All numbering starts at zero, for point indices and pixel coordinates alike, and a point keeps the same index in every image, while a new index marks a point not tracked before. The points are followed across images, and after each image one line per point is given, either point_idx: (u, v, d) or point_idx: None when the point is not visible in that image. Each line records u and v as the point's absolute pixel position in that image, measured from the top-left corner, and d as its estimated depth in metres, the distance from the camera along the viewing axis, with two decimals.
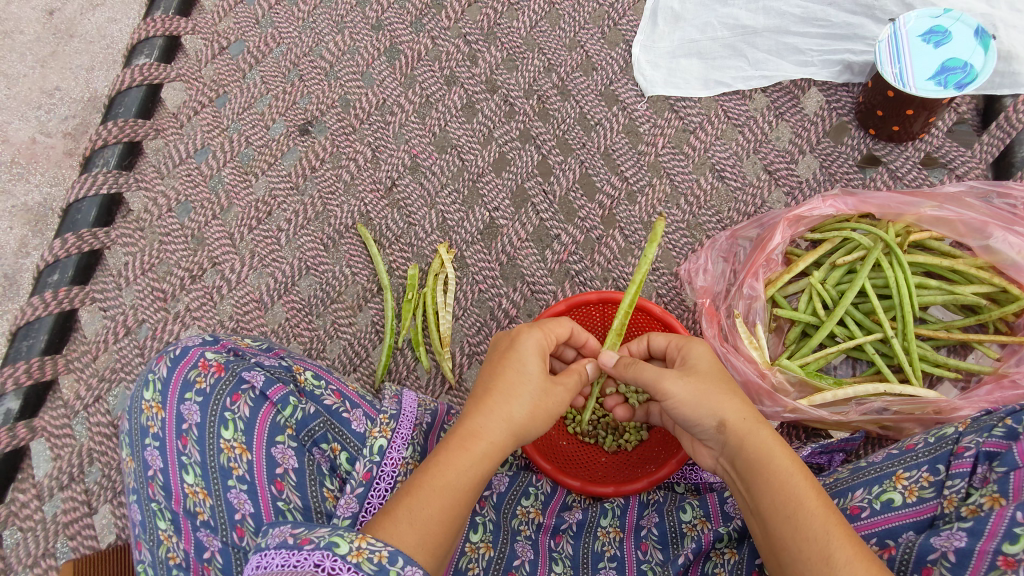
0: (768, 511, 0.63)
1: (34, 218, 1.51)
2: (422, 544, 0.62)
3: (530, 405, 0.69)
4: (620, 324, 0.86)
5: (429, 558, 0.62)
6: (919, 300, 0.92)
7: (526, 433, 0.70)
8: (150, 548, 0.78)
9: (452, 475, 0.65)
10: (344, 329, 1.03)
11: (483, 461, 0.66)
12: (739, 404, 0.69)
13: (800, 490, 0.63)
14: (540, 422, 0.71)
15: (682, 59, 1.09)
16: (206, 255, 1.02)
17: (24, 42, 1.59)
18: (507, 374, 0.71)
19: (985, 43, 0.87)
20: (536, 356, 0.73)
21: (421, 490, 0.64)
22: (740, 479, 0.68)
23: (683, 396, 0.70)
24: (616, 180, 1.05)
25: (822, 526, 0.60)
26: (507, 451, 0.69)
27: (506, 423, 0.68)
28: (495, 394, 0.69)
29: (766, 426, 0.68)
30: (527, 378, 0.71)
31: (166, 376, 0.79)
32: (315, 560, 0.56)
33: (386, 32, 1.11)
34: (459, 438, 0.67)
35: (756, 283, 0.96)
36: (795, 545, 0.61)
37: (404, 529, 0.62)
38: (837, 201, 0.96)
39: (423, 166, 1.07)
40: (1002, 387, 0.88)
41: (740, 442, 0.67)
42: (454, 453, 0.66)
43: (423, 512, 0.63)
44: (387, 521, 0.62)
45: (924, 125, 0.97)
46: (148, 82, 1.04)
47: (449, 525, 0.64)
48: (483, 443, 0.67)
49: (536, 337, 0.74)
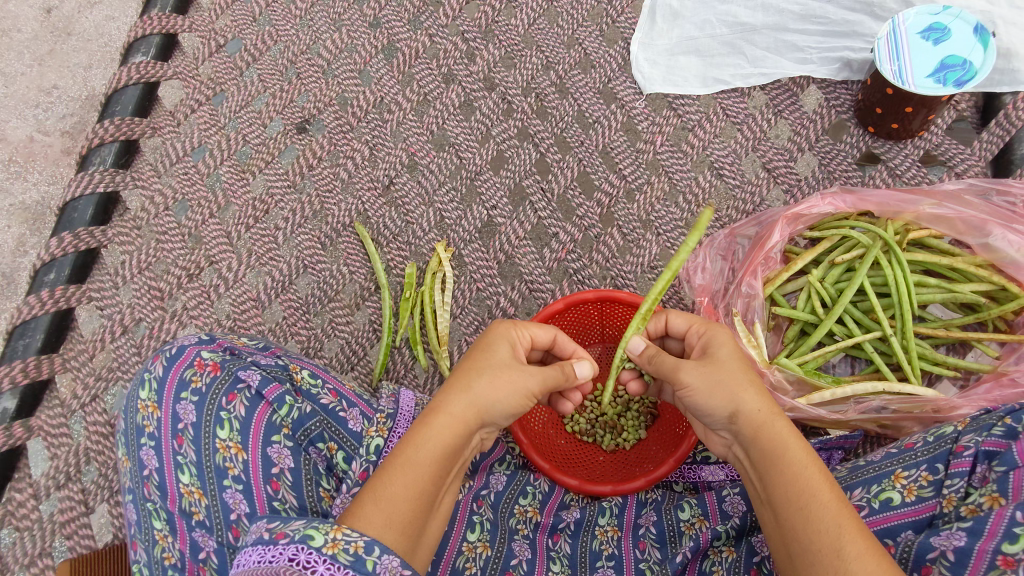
0: (781, 502, 0.63)
1: (32, 216, 1.51)
2: (386, 523, 0.61)
3: (491, 380, 0.69)
4: (647, 310, 0.80)
5: (396, 537, 0.61)
6: (917, 298, 0.92)
7: (490, 409, 0.69)
8: (145, 548, 0.77)
9: (412, 451, 0.65)
10: (342, 328, 1.02)
11: (444, 435, 0.66)
12: (757, 395, 0.68)
13: (815, 484, 0.62)
14: (507, 399, 0.69)
15: (681, 57, 1.08)
16: (203, 254, 1.02)
17: (23, 40, 1.59)
18: (473, 355, 0.72)
19: (985, 40, 0.87)
20: (505, 341, 0.73)
21: (386, 471, 0.64)
22: (754, 470, 0.68)
23: (697, 383, 0.70)
24: (614, 178, 1.05)
25: (833, 520, 0.60)
26: (472, 427, 0.68)
27: (465, 395, 0.68)
28: (457, 372, 0.70)
29: (782, 418, 0.68)
30: (491, 358, 0.71)
31: (161, 375, 0.79)
32: (290, 554, 0.55)
33: (385, 29, 1.11)
34: (422, 415, 0.67)
35: (755, 281, 0.95)
36: (805, 538, 0.60)
37: (370, 510, 0.62)
38: (835, 199, 0.96)
39: (421, 164, 1.07)
40: (1002, 385, 0.87)
41: (754, 432, 0.67)
42: (417, 429, 0.66)
43: (388, 491, 0.63)
44: (355, 505, 0.62)
45: (923, 122, 0.96)
46: (146, 80, 1.03)
47: (414, 502, 0.63)
48: (443, 416, 0.66)
49: (506, 326, 0.75)
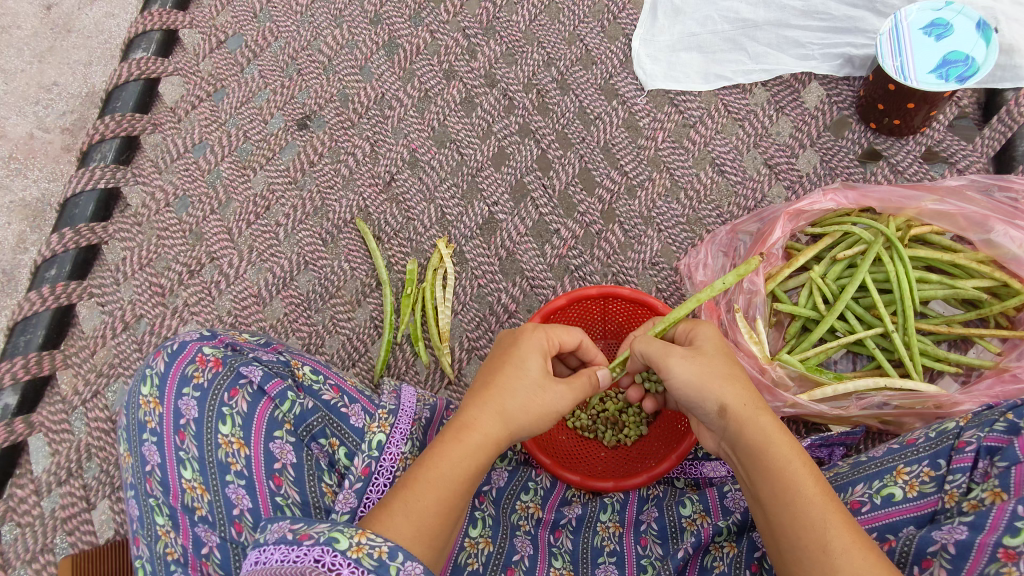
0: (767, 498, 0.63)
1: (32, 213, 1.51)
2: (419, 536, 0.62)
3: (528, 401, 0.69)
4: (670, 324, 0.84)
5: (427, 549, 0.62)
6: (919, 294, 0.91)
7: (520, 432, 0.70)
8: (146, 544, 0.77)
9: (445, 466, 0.65)
10: (343, 324, 1.03)
11: (477, 454, 0.67)
12: (743, 388, 0.68)
13: (801, 478, 0.62)
14: (537, 419, 0.70)
15: (682, 53, 1.08)
16: (204, 250, 1.02)
17: (22, 37, 1.58)
18: (506, 370, 0.71)
19: (986, 37, 0.87)
20: (537, 355, 0.72)
21: (416, 483, 0.64)
22: (741, 464, 0.67)
23: (686, 375, 0.69)
24: (616, 174, 1.05)
25: (821, 514, 0.60)
26: (502, 445, 0.69)
27: (500, 416, 0.68)
28: (492, 389, 0.69)
29: (768, 412, 0.67)
30: (525, 376, 0.70)
31: (162, 371, 0.79)
32: (315, 556, 0.55)
33: (385, 25, 1.11)
34: (452, 431, 0.67)
35: (757, 277, 0.94)
36: (793, 534, 0.60)
37: (401, 522, 0.62)
38: (837, 195, 0.95)
39: (422, 161, 1.07)
40: (1003, 381, 0.87)
41: (739, 428, 0.67)
42: (448, 442, 0.66)
43: (420, 504, 0.63)
44: (382, 515, 0.62)
45: (925, 118, 0.96)
46: (146, 76, 1.03)
47: (445, 515, 0.64)
48: (477, 436, 0.67)
49: (538, 335, 0.74)
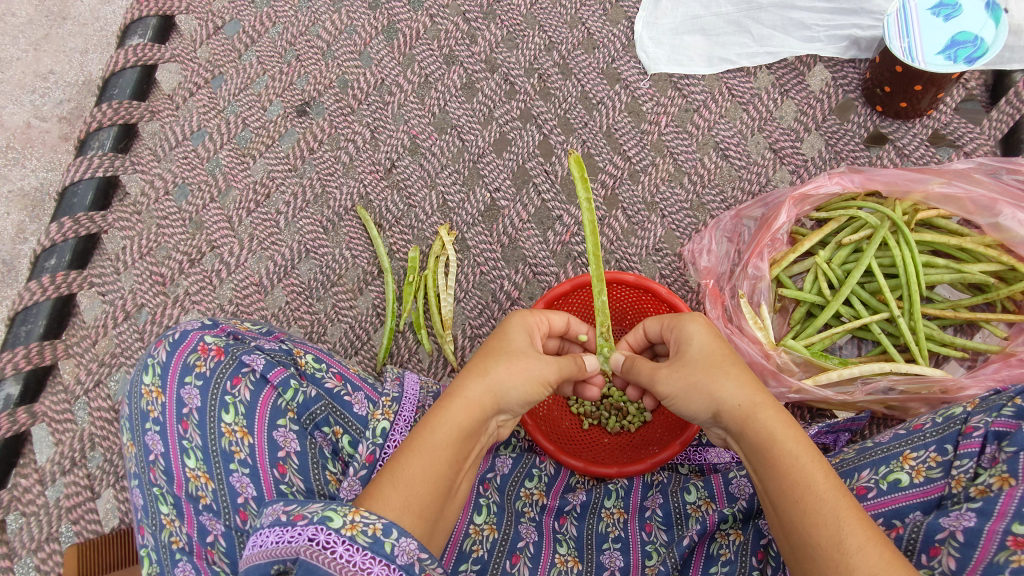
0: (776, 494, 0.62)
1: (31, 203, 1.50)
2: (406, 506, 0.60)
3: (508, 363, 0.69)
4: (598, 272, 0.80)
5: (415, 520, 0.60)
6: (926, 278, 0.91)
7: (507, 395, 0.68)
8: (152, 532, 0.77)
9: (428, 435, 0.64)
10: (345, 312, 1.02)
11: (461, 418, 0.65)
12: (737, 386, 0.66)
13: (809, 474, 0.61)
14: (524, 383, 0.69)
15: (685, 36, 1.07)
16: (204, 238, 1.01)
17: (17, 25, 1.57)
18: (492, 344, 0.72)
19: (996, 17, 0.86)
20: (521, 330, 0.74)
21: (403, 455, 0.63)
22: (749, 463, 0.66)
23: (675, 388, 0.69)
24: (619, 159, 1.04)
25: (832, 511, 0.58)
26: (489, 412, 0.67)
27: (482, 379, 0.67)
28: (475, 360, 0.70)
29: (770, 406, 0.66)
30: (509, 346, 0.71)
31: (165, 359, 0.78)
32: (310, 534, 0.55)
33: (384, 10, 1.10)
34: (438, 401, 0.67)
35: (762, 263, 0.93)
36: (804, 531, 0.59)
37: (389, 493, 0.61)
38: (843, 178, 0.94)
39: (423, 147, 1.06)
40: (1010, 365, 0.86)
41: (741, 427, 0.65)
42: (433, 414, 0.65)
43: (406, 474, 0.62)
44: (374, 488, 0.61)
45: (932, 100, 0.95)
46: (142, 63, 1.01)
47: (434, 488, 0.62)
48: (459, 401, 0.66)
49: (522, 315, 0.76)
